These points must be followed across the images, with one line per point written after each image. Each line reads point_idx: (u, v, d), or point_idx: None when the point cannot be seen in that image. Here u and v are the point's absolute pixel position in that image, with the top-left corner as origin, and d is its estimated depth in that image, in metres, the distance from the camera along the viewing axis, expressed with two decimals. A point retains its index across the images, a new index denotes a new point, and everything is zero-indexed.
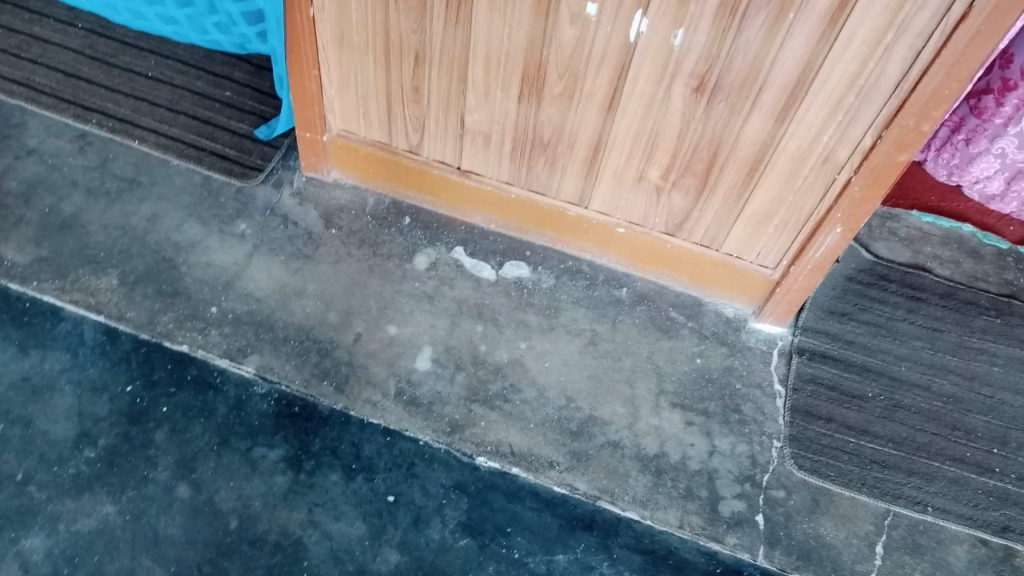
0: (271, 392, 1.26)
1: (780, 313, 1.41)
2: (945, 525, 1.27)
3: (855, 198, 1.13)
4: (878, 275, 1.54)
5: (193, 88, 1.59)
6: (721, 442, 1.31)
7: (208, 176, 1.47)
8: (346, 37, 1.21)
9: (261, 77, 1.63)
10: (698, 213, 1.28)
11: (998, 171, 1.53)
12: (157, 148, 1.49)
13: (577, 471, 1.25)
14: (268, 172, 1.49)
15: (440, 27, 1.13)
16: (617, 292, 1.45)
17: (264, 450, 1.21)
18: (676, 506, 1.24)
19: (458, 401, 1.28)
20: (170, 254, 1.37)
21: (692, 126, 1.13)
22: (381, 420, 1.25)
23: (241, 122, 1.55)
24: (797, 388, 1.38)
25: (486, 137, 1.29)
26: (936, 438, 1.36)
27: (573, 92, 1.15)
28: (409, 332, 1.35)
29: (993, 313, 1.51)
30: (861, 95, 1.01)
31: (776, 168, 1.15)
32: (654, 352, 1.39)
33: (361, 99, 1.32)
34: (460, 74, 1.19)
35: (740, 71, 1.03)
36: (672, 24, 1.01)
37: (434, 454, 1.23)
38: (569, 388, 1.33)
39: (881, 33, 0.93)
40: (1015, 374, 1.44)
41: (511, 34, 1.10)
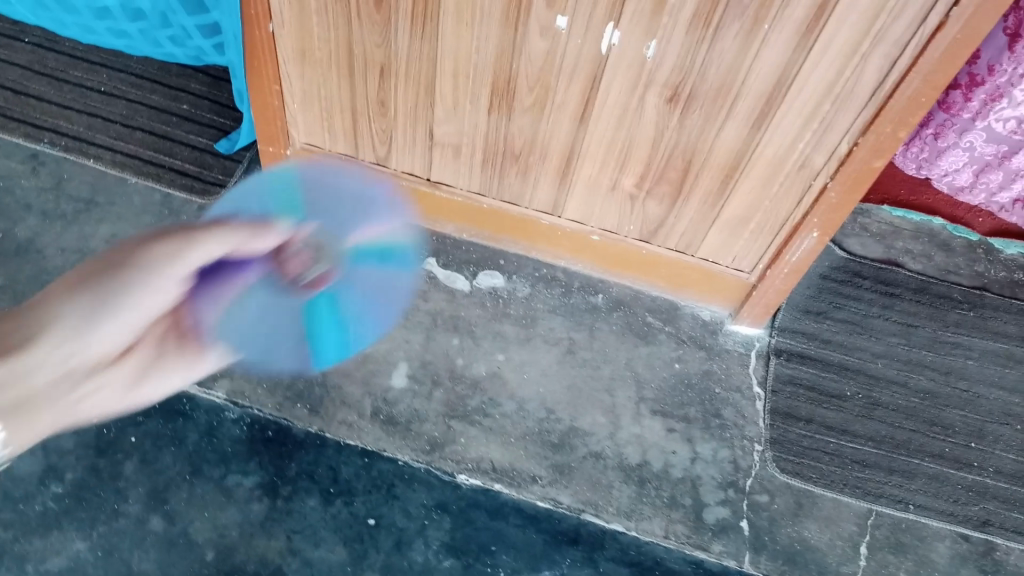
0: (243, 417, 1.23)
1: (757, 315, 1.40)
2: (927, 523, 1.28)
3: (831, 204, 1.14)
4: (852, 272, 1.54)
5: (148, 102, 1.54)
6: (703, 449, 1.30)
7: (168, 193, 1.43)
8: (308, 52, 1.19)
9: (220, 88, 1.58)
10: (672, 220, 1.29)
11: (965, 164, 1.55)
12: (113, 166, 1.44)
13: (560, 484, 1.23)
14: (231, 188, 1.45)
15: (405, 40, 1.12)
16: (593, 299, 1.44)
17: (239, 478, 1.17)
18: (661, 515, 1.23)
19: (436, 418, 1.26)
20: None
21: (667, 135, 1.14)
22: (359, 442, 1.22)
23: (200, 136, 1.50)
24: (776, 390, 1.38)
25: (457, 149, 1.28)
26: (915, 435, 1.36)
27: (544, 104, 1.16)
28: (383, 349, 1.32)
29: (967, 307, 1.52)
30: (837, 103, 1.03)
31: (751, 175, 1.16)
32: (632, 359, 1.38)
33: (325, 113, 1.29)
34: (427, 88, 1.19)
35: (715, 81, 1.05)
36: (645, 35, 1.02)
37: (414, 474, 1.21)
38: (549, 399, 1.31)
39: (857, 42, 0.95)
40: (990, 367, 1.45)
41: (480, 46, 1.10)
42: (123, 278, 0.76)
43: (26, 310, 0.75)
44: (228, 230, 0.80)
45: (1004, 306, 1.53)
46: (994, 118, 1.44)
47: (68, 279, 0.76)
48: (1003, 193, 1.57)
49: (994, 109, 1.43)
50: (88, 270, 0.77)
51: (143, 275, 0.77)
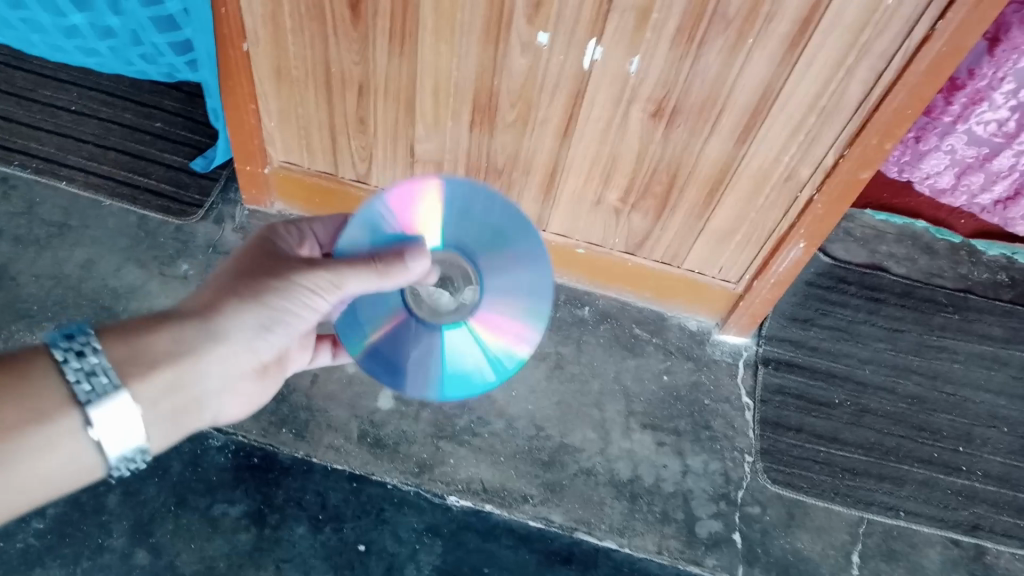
0: (227, 444, 1.20)
1: (744, 325, 1.40)
2: (917, 529, 1.28)
3: (817, 215, 1.14)
4: (837, 278, 1.55)
5: (121, 120, 1.50)
6: (694, 462, 1.30)
7: (144, 215, 1.40)
8: (284, 70, 1.16)
9: (194, 104, 1.55)
10: (658, 232, 1.28)
11: (947, 167, 1.55)
12: (86, 188, 1.41)
13: (552, 503, 1.22)
14: (208, 208, 1.42)
15: (384, 59, 1.10)
16: (579, 311, 1.42)
17: (225, 507, 1.15)
18: (654, 531, 1.22)
19: (424, 439, 1.24)
20: (109, 302, 1.29)
21: (651, 149, 1.13)
22: (346, 466, 1.21)
23: (175, 155, 1.48)
24: (765, 400, 1.37)
25: (438, 165, 1.26)
26: (904, 441, 1.37)
27: (527, 120, 1.14)
28: (369, 370, 1.30)
29: (951, 310, 1.53)
30: (822, 116, 1.02)
31: (736, 189, 1.16)
32: (621, 372, 1.37)
33: (303, 131, 1.26)
34: (407, 104, 1.17)
35: (699, 95, 1.03)
36: (628, 51, 1.00)
37: (404, 498, 1.19)
38: (538, 416, 1.30)
39: (843, 55, 0.94)
40: (975, 370, 1.46)
41: (460, 64, 1.08)
42: (278, 295, 0.80)
43: (158, 332, 0.75)
44: (369, 267, 0.80)
45: (988, 308, 1.55)
46: (975, 120, 1.45)
47: (226, 284, 0.80)
48: (984, 195, 1.58)
49: (975, 112, 1.43)
50: (251, 276, 0.80)
51: (295, 294, 0.80)
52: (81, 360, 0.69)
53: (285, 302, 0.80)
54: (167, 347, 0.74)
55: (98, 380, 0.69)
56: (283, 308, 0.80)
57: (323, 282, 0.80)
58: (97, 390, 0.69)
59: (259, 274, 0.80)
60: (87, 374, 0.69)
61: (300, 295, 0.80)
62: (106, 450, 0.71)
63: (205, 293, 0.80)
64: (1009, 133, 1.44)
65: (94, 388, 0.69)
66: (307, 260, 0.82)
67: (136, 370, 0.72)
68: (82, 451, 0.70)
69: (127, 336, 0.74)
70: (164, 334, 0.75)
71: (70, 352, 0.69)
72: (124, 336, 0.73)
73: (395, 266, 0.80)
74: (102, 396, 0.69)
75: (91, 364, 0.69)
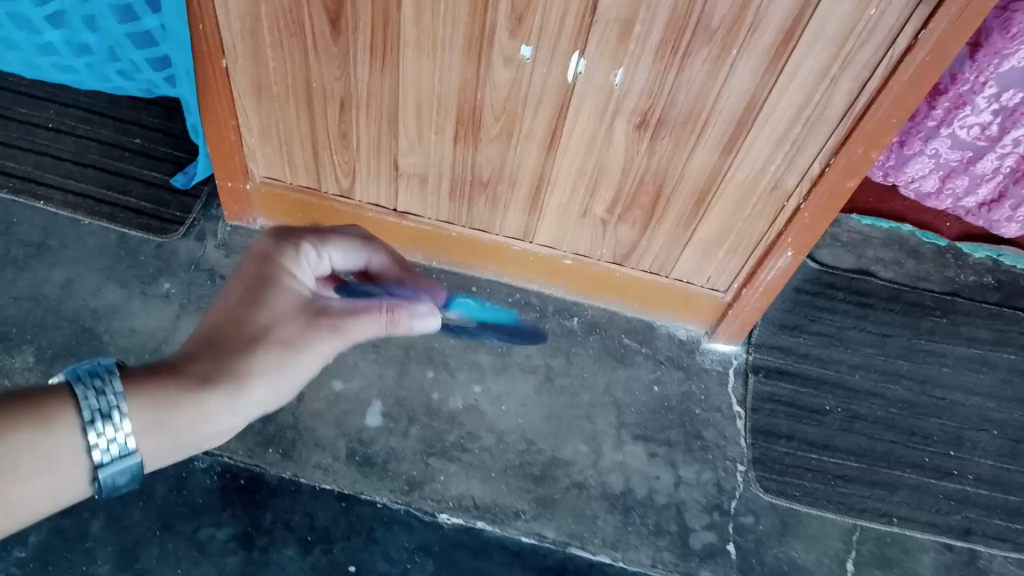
0: (213, 466, 1.18)
1: (733, 333, 1.39)
2: (911, 535, 1.28)
3: (805, 223, 1.13)
4: (825, 283, 1.55)
5: (99, 137, 1.48)
6: (686, 472, 1.29)
7: (124, 233, 1.38)
8: (264, 86, 1.15)
9: (173, 120, 1.53)
10: (645, 243, 1.27)
11: (931, 170, 1.56)
12: (65, 208, 1.39)
13: (544, 518, 1.20)
14: (189, 225, 1.40)
15: (366, 73, 1.09)
16: (568, 322, 1.41)
17: (212, 531, 1.13)
18: (647, 544, 1.21)
19: (414, 457, 1.23)
20: (89, 323, 1.27)
21: (637, 161, 1.12)
22: (335, 485, 1.19)
23: (155, 172, 1.45)
24: (756, 408, 1.37)
25: (422, 179, 1.25)
26: (895, 446, 1.36)
27: (511, 133, 1.13)
28: (356, 387, 1.28)
29: (938, 314, 1.54)
30: (807, 126, 1.01)
31: (723, 199, 1.15)
32: (611, 383, 1.36)
33: (284, 147, 1.25)
34: (390, 119, 1.15)
35: (683, 107, 1.03)
36: (612, 63, 1.00)
37: (394, 516, 1.17)
38: (529, 430, 1.28)
39: (827, 65, 0.94)
40: (964, 373, 1.46)
41: (442, 78, 1.07)
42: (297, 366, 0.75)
43: (179, 405, 0.70)
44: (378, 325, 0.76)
45: (975, 311, 1.55)
46: (958, 124, 1.45)
47: (247, 341, 0.73)
48: (969, 197, 1.58)
49: (958, 116, 1.43)
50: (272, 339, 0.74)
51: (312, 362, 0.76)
52: (105, 425, 0.66)
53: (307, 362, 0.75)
54: (189, 422, 0.70)
55: (116, 445, 0.67)
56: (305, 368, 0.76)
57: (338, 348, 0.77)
58: (113, 454, 0.67)
59: (283, 339, 0.74)
60: (107, 439, 0.66)
61: (321, 356, 0.76)
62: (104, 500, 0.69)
63: (224, 349, 0.73)
64: (992, 136, 1.45)
65: (110, 452, 0.67)
66: (331, 317, 0.76)
67: (155, 438, 0.70)
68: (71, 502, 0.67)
69: (148, 406, 0.69)
70: (184, 408, 0.70)
71: (96, 414, 0.65)
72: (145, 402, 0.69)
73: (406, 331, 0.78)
74: (114, 461, 0.67)
75: (113, 429, 0.66)
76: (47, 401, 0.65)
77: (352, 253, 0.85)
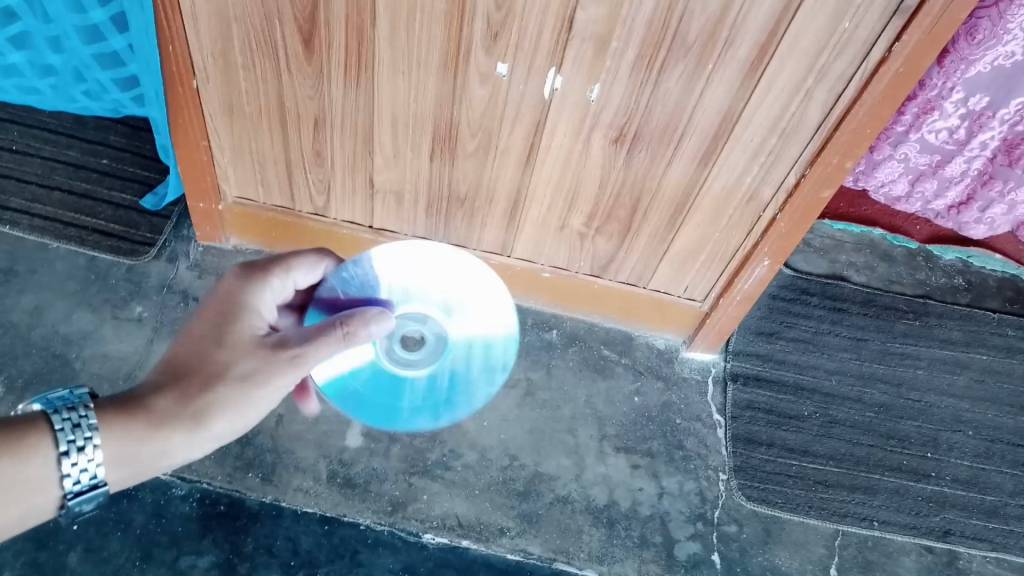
0: (191, 492, 1.16)
1: (711, 342, 1.39)
2: (892, 538, 1.29)
3: (781, 233, 1.14)
4: (799, 289, 1.57)
5: (65, 158, 1.45)
6: (669, 483, 1.29)
7: (94, 256, 1.35)
8: (236, 106, 1.13)
9: (141, 139, 1.51)
10: (623, 255, 1.27)
11: (901, 174, 1.58)
12: (32, 232, 1.36)
13: (529, 534, 1.20)
14: (160, 246, 1.38)
15: (340, 91, 1.08)
16: (547, 335, 1.41)
17: (192, 559, 1.10)
18: (632, 556, 1.20)
19: (396, 476, 1.21)
20: (61, 349, 1.24)
21: (614, 175, 1.13)
22: (317, 509, 1.17)
23: (123, 193, 1.43)
24: (736, 416, 1.37)
25: (398, 196, 1.24)
26: (873, 450, 1.38)
27: (488, 149, 1.12)
28: (335, 408, 1.27)
29: (912, 316, 1.56)
30: (783, 137, 1.02)
31: (700, 210, 1.15)
32: (592, 396, 1.35)
33: (257, 166, 1.23)
34: (365, 137, 1.14)
35: (660, 120, 1.03)
36: (588, 79, 1.00)
37: (378, 538, 1.16)
38: (511, 446, 1.28)
39: (802, 78, 0.95)
40: (938, 375, 1.49)
41: (417, 95, 1.06)
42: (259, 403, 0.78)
43: (148, 434, 0.74)
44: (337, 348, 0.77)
45: (947, 313, 1.58)
46: (927, 129, 1.47)
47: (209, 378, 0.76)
48: (938, 200, 1.61)
49: (926, 121, 1.46)
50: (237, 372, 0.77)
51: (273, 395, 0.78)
52: (79, 454, 0.70)
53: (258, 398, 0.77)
54: (153, 455, 0.74)
55: (87, 473, 0.71)
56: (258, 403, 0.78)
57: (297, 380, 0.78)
58: (83, 483, 0.71)
59: (246, 378, 0.77)
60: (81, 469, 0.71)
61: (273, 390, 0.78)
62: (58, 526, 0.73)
63: (188, 385, 0.76)
64: (960, 140, 1.47)
65: (82, 482, 0.71)
66: (285, 352, 0.77)
67: (122, 466, 0.73)
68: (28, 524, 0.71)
69: (116, 442, 0.73)
70: (154, 448, 0.74)
71: (74, 445, 0.70)
72: (117, 431, 0.73)
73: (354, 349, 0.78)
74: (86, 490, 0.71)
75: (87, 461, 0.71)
76: (25, 430, 0.69)
77: (313, 270, 0.87)
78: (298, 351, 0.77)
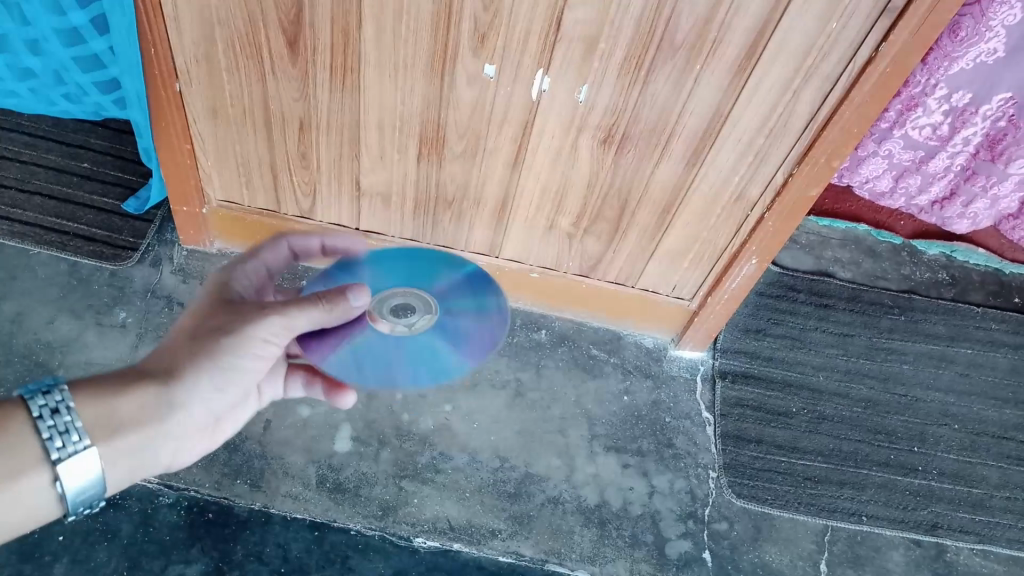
0: (179, 500, 1.14)
1: (699, 340, 1.40)
2: (880, 532, 1.29)
3: (769, 231, 1.14)
4: (786, 286, 1.57)
5: (45, 163, 1.44)
6: (659, 481, 1.28)
7: (76, 262, 1.33)
8: (220, 109, 1.12)
9: (123, 142, 1.50)
10: (612, 254, 1.27)
11: (885, 171, 1.58)
12: (12, 237, 1.33)
13: (521, 536, 1.19)
14: (144, 251, 1.37)
15: (326, 94, 1.07)
16: (536, 335, 1.41)
17: (181, 568, 1.09)
18: (624, 556, 1.20)
19: (386, 480, 1.21)
20: (43, 357, 1.22)
21: (602, 175, 1.12)
22: (306, 514, 1.16)
23: (105, 197, 1.42)
24: (725, 414, 1.38)
25: (385, 198, 1.23)
26: (861, 445, 1.39)
27: (476, 150, 1.12)
28: (323, 413, 1.26)
29: (897, 312, 1.58)
30: (771, 137, 1.02)
31: (688, 210, 1.15)
32: (581, 396, 1.35)
33: (242, 169, 1.22)
34: (351, 139, 1.13)
35: (648, 121, 1.03)
36: (576, 80, 0.99)
37: (368, 543, 1.15)
38: (501, 447, 1.27)
39: (789, 78, 0.95)
40: (924, 370, 1.50)
41: (404, 98, 1.06)
42: (235, 352, 0.77)
43: (123, 391, 0.72)
44: (314, 305, 0.81)
45: (931, 308, 1.60)
46: (911, 126, 1.48)
47: (188, 343, 0.76)
48: (922, 196, 1.62)
49: (910, 118, 1.46)
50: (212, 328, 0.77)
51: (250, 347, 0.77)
52: (56, 417, 0.67)
53: (239, 356, 0.77)
54: (130, 413, 0.72)
55: (68, 437, 0.67)
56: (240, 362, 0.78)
57: (276, 330, 0.79)
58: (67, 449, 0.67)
59: (218, 331, 0.77)
60: (61, 432, 0.67)
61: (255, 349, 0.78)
62: (67, 505, 0.69)
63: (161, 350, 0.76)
64: (943, 136, 1.48)
65: (66, 447, 0.67)
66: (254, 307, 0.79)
67: (103, 438, 0.70)
68: (42, 506, 0.68)
69: (88, 404, 0.70)
70: (130, 403, 0.72)
71: (46, 409, 0.67)
72: (89, 395, 0.71)
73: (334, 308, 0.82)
74: (74, 454, 0.68)
75: (65, 422, 0.67)
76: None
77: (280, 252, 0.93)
78: (271, 305, 0.79)
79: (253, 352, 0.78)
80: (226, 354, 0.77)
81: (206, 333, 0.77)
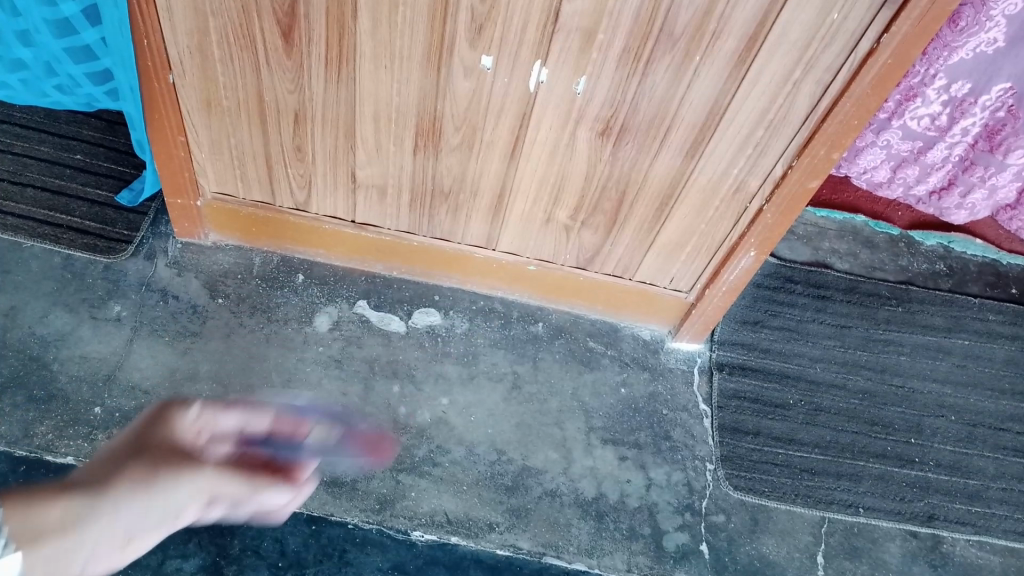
0: None
1: (697, 332, 1.39)
2: (877, 524, 1.30)
3: (768, 223, 1.14)
4: (783, 278, 1.57)
5: (37, 154, 1.43)
6: (657, 474, 1.28)
7: (69, 255, 1.32)
8: (214, 101, 1.11)
9: (115, 133, 1.49)
10: (609, 247, 1.26)
11: (883, 161, 1.58)
12: (4, 230, 1.32)
13: (518, 529, 1.19)
14: (138, 243, 1.36)
15: (321, 86, 1.06)
16: (533, 328, 1.40)
17: (177, 563, 1.08)
18: (621, 549, 1.20)
19: (383, 474, 1.20)
20: (37, 352, 1.21)
21: (599, 168, 1.12)
22: (304, 508, 1.15)
23: (99, 189, 1.41)
24: (722, 406, 1.38)
25: (381, 190, 1.22)
26: (858, 436, 1.39)
27: (472, 142, 1.11)
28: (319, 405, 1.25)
29: (894, 303, 1.58)
30: (770, 129, 1.02)
31: (686, 202, 1.15)
32: (578, 388, 1.35)
33: (236, 161, 1.21)
34: (347, 132, 1.12)
35: (646, 114, 1.02)
36: (574, 72, 0.98)
37: (366, 537, 1.14)
38: (498, 440, 1.27)
39: (789, 71, 0.94)
40: (921, 361, 1.50)
41: (400, 90, 1.05)
42: (160, 491, 0.62)
43: (48, 499, 0.57)
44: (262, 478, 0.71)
45: (929, 298, 1.60)
46: (909, 116, 1.48)
47: (125, 466, 0.63)
48: (920, 186, 1.61)
49: (909, 108, 1.46)
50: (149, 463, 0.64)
51: (175, 494, 0.63)
52: None
53: (177, 505, 0.63)
54: (55, 524, 0.57)
55: None
56: (178, 506, 0.63)
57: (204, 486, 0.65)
58: None
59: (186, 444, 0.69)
60: None
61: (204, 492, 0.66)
62: None
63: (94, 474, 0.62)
64: (941, 127, 1.48)
65: None
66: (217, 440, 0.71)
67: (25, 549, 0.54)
68: None
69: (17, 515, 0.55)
70: (53, 517, 0.57)
71: None
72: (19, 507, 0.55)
73: (263, 482, 0.70)
74: None
75: None
76: None
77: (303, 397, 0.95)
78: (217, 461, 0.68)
79: (186, 497, 0.64)
80: (171, 498, 0.63)
81: (162, 457, 0.65)
